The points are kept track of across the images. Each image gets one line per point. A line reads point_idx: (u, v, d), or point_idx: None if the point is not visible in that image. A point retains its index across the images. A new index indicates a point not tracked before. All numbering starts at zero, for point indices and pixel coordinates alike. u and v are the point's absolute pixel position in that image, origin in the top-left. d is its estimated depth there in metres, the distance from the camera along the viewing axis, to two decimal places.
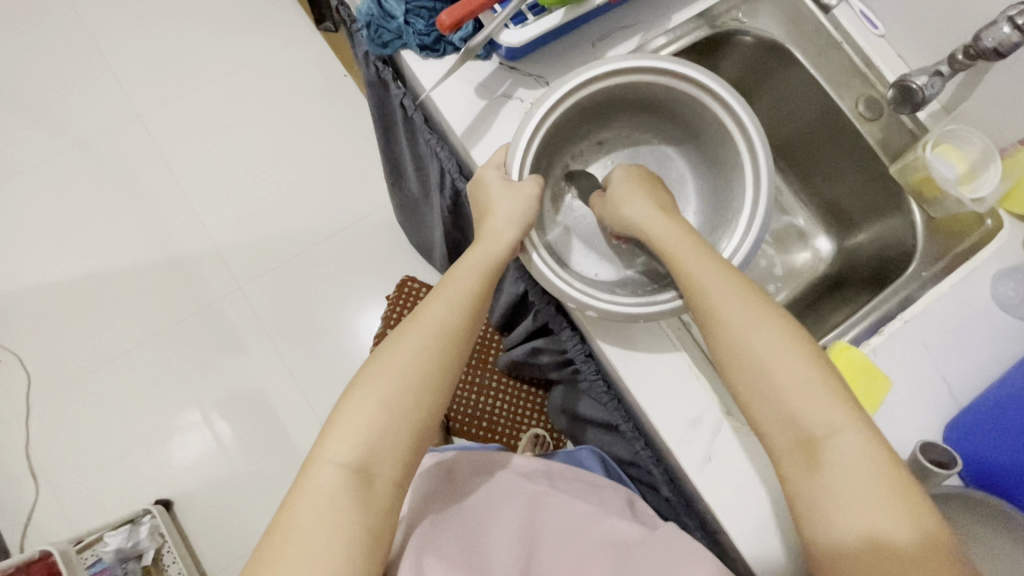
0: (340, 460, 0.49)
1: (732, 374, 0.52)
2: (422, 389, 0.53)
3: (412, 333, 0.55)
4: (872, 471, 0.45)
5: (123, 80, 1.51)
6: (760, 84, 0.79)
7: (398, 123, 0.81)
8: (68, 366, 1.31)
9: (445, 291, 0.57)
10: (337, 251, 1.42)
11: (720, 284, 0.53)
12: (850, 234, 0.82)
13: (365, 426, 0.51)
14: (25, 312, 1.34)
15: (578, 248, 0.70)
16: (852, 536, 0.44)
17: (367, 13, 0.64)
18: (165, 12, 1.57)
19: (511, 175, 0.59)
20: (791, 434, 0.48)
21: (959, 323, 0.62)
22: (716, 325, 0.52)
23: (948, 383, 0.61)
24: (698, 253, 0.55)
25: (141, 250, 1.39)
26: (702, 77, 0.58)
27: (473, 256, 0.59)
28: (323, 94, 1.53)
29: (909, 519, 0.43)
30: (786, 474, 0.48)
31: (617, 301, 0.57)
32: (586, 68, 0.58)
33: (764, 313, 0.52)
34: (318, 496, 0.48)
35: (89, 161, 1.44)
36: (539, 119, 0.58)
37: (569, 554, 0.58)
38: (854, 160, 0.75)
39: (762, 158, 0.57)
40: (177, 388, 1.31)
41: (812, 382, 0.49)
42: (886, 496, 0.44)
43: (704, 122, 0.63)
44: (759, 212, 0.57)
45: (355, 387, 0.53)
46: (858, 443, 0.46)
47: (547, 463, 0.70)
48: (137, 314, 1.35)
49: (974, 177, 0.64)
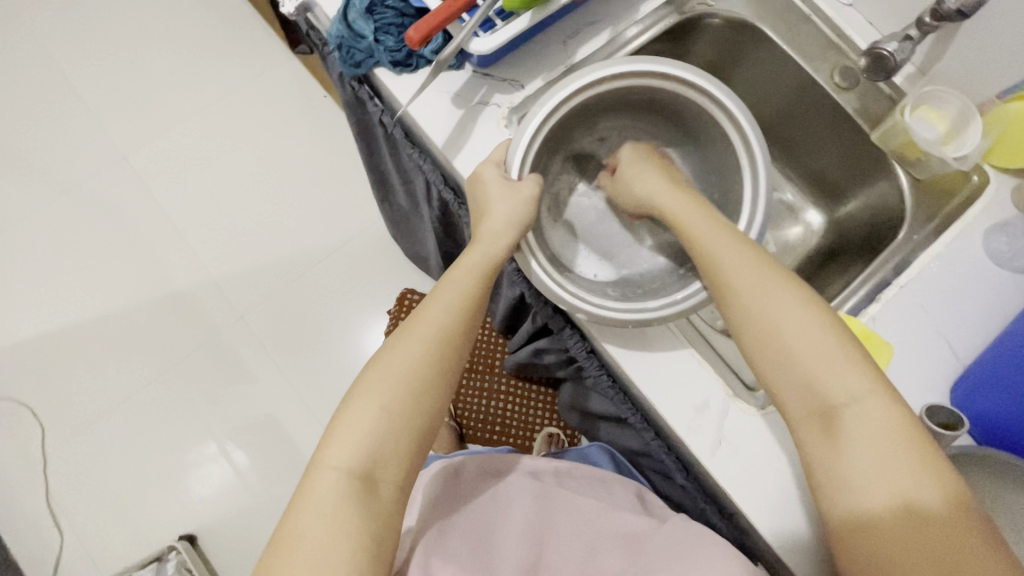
0: (343, 466, 0.50)
1: (748, 346, 0.52)
2: (422, 393, 0.54)
3: (409, 338, 0.55)
4: (890, 438, 0.46)
5: (105, 122, 1.52)
6: (733, 65, 0.79)
7: (380, 140, 0.81)
8: (79, 412, 1.32)
9: (442, 294, 0.58)
10: (334, 270, 1.42)
11: (737, 259, 0.53)
12: (839, 205, 0.81)
13: (367, 433, 0.51)
14: (31, 363, 1.35)
15: (582, 252, 0.70)
16: (868, 499, 0.45)
17: (338, 35, 0.65)
18: (140, 51, 1.57)
19: (510, 175, 0.59)
20: (810, 404, 0.49)
21: (955, 284, 0.63)
22: (730, 299, 0.53)
23: (950, 344, 0.61)
24: (713, 225, 0.55)
25: (140, 289, 1.40)
26: (696, 78, 0.58)
27: (472, 255, 0.59)
28: (304, 117, 1.53)
29: (928, 483, 0.44)
30: (806, 441, 0.49)
31: (606, 305, 0.58)
32: (588, 70, 0.59)
33: (782, 287, 0.52)
34: (322, 503, 0.49)
35: (79, 206, 1.45)
36: (537, 124, 0.59)
37: (576, 546, 0.63)
38: (836, 131, 0.75)
39: (761, 163, 0.57)
40: (190, 422, 1.32)
41: (830, 352, 0.49)
42: (905, 461, 0.45)
43: (704, 124, 0.64)
44: (760, 209, 0.57)
45: (356, 393, 0.53)
46: (878, 410, 0.47)
47: (555, 464, 0.75)
48: (143, 352, 1.36)
49: (955, 136, 0.65)
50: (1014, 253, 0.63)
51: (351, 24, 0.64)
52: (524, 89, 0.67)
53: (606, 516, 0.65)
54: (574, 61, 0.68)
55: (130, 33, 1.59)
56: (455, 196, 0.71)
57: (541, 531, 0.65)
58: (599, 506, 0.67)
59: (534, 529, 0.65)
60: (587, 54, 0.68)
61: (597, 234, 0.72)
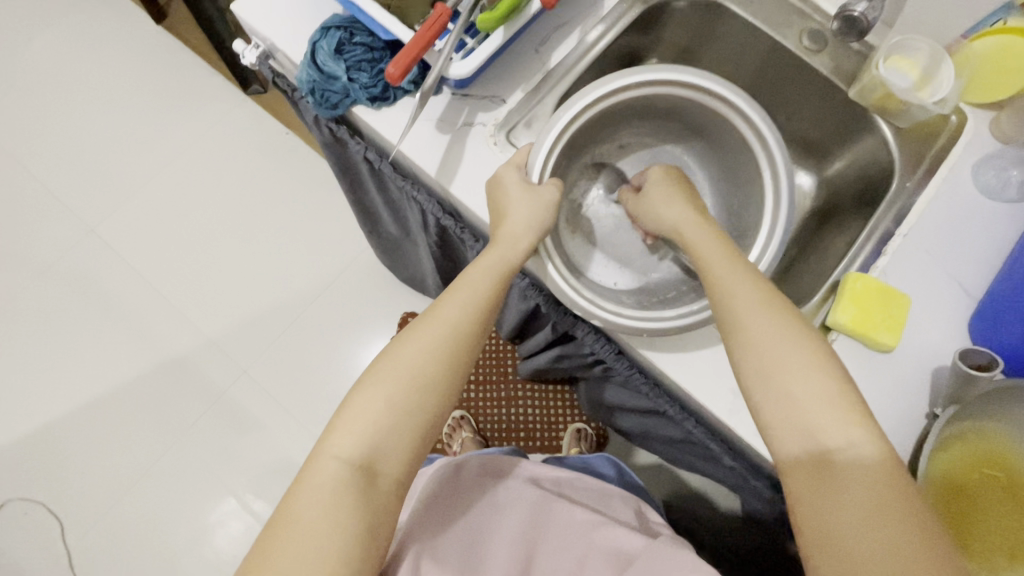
0: (344, 456, 0.49)
1: (746, 379, 0.51)
2: (430, 387, 0.52)
3: (420, 331, 0.54)
4: (885, 493, 0.43)
5: (66, 198, 1.46)
6: (702, 44, 0.80)
7: (365, 176, 0.79)
8: (94, 496, 1.28)
9: (457, 292, 0.56)
10: (329, 306, 1.40)
11: (745, 292, 0.53)
12: (826, 164, 0.82)
13: (372, 424, 0.50)
14: (35, 457, 1.30)
15: (598, 259, 0.72)
16: (852, 557, 0.42)
17: (309, 80, 0.63)
18: (88, 118, 1.52)
19: (532, 179, 0.60)
20: (805, 448, 0.47)
21: (953, 225, 0.65)
22: (734, 331, 0.52)
23: (960, 283, 0.63)
24: (731, 261, 0.55)
25: (135, 361, 1.36)
26: (719, 87, 0.61)
27: (489, 257, 0.57)
28: (270, 158, 1.50)
29: (917, 545, 0.41)
30: (794, 487, 0.47)
31: (623, 312, 0.58)
32: (616, 77, 0.61)
33: (788, 323, 0.51)
34: (320, 490, 0.48)
35: (54, 287, 1.40)
36: (557, 132, 0.60)
37: (566, 557, 0.68)
38: (812, 93, 0.76)
39: (781, 163, 0.60)
40: (210, 485, 1.29)
41: (831, 396, 0.48)
42: (894, 519, 0.42)
43: (723, 129, 0.67)
44: (782, 211, 0.59)
45: (365, 382, 0.52)
46: (873, 463, 0.45)
47: (555, 474, 0.81)
48: (150, 424, 1.32)
49: (928, 81, 0.66)
50: (1003, 185, 0.65)
51: (322, 67, 0.63)
52: (506, 103, 0.66)
53: (598, 529, 0.70)
54: (550, 68, 0.67)
55: (74, 102, 1.53)
56: (455, 221, 0.70)
57: (533, 535, 0.70)
58: (593, 518, 0.72)
59: (528, 531, 0.70)
60: (561, 59, 0.68)
61: (613, 239, 0.74)
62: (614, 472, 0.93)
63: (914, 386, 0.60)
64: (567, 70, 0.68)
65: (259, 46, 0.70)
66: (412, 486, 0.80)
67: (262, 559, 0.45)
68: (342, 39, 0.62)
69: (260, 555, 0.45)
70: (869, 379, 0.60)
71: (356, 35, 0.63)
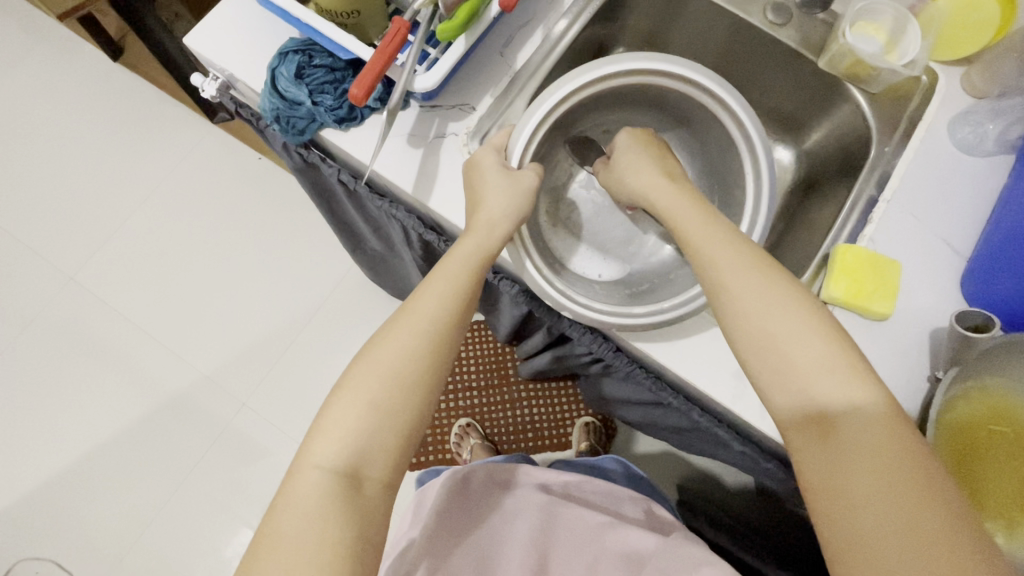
0: (327, 464, 0.48)
1: (740, 342, 0.50)
2: (413, 386, 0.51)
3: (397, 330, 0.53)
4: (884, 449, 0.43)
5: (42, 248, 1.43)
6: (668, 27, 0.79)
7: (342, 197, 0.78)
8: (106, 546, 1.25)
9: (434, 286, 0.54)
10: (323, 327, 1.38)
11: (729, 257, 0.51)
12: (803, 136, 0.82)
13: (353, 429, 0.49)
14: (41, 514, 1.27)
15: (584, 251, 0.72)
16: (862, 515, 0.41)
17: (273, 108, 0.62)
18: (55, 165, 1.49)
19: (511, 165, 0.59)
20: (803, 409, 0.46)
21: (935, 185, 0.65)
22: (727, 300, 0.51)
23: (947, 243, 0.63)
24: (717, 232, 0.53)
25: (132, 405, 1.34)
26: (706, 80, 0.61)
27: (463, 247, 0.56)
28: (246, 185, 1.48)
29: (919, 499, 0.41)
30: (798, 448, 0.46)
31: (593, 306, 0.58)
32: (589, 67, 0.60)
33: (778, 287, 0.50)
34: (306, 502, 0.46)
35: (41, 340, 1.37)
36: (531, 130, 0.60)
37: (577, 562, 0.69)
38: (782, 66, 0.76)
39: (757, 139, 0.60)
40: (222, 518, 1.27)
41: (829, 360, 0.46)
42: (898, 475, 0.42)
43: (698, 112, 0.66)
44: (764, 196, 0.59)
45: (343, 386, 0.51)
46: (874, 423, 0.44)
47: (563, 478, 0.79)
48: (154, 467, 1.30)
49: (896, 44, 0.66)
50: (981, 139, 0.64)
51: (284, 94, 0.61)
52: (476, 110, 0.65)
53: (609, 531, 0.71)
54: (517, 69, 0.66)
55: (38, 150, 1.50)
56: (438, 235, 0.69)
57: (544, 541, 0.71)
58: (602, 520, 0.72)
59: (539, 540, 0.70)
60: (527, 59, 0.67)
61: (595, 229, 0.74)
62: (620, 470, 0.93)
63: (912, 349, 0.60)
64: (535, 66, 0.67)
65: (218, 77, 0.69)
66: (421, 499, 0.80)
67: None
68: (301, 63, 0.61)
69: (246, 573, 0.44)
70: (868, 348, 0.60)
71: (316, 58, 0.61)
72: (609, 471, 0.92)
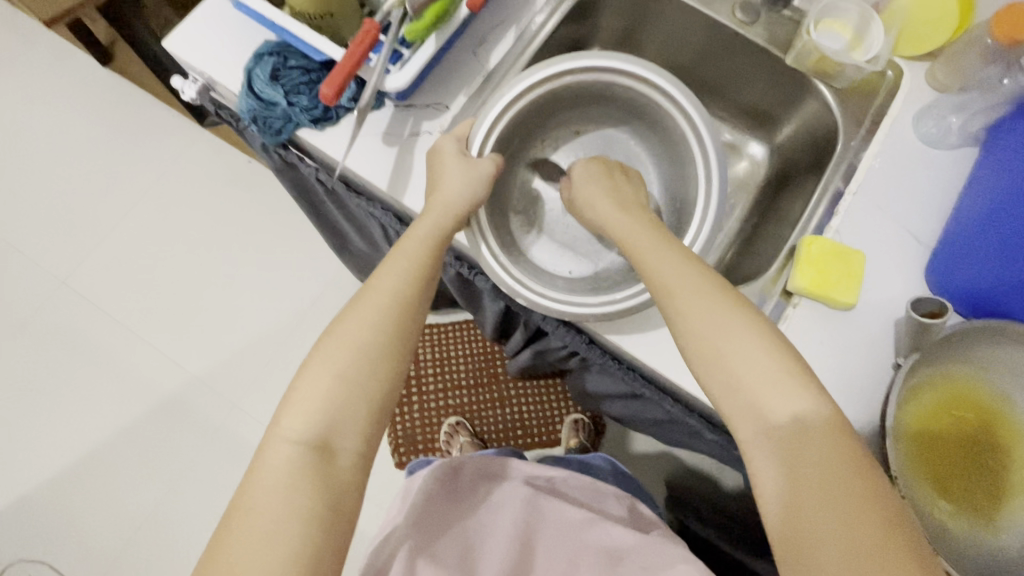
0: (298, 436, 0.49)
1: (696, 362, 0.51)
2: (378, 361, 0.52)
3: (362, 305, 0.54)
4: (835, 461, 0.43)
5: (33, 253, 1.45)
6: (641, 27, 0.80)
7: (323, 196, 0.79)
8: (98, 548, 1.26)
9: (396, 261, 0.56)
10: (313, 328, 1.40)
11: (686, 279, 0.52)
12: (776, 132, 0.83)
13: (323, 402, 0.50)
14: (34, 517, 1.28)
15: (551, 247, 0.74)
16: (816, 528, 0.42)
17: (250, 109, 0.63)
18: (47, 170, 1.51)
19: (471, 153, 0.61)
20: (759, 425, 0.47)
21: (900, 176, 0.66)
22: (677, 322, 0.52)
23: (912, 233, 0.64)
24: (669, 256, 0.54)
25: (123, 407, 1.35)
26: (658, 77, 0.62)
27: (423, 227, 0.58)
28: (236, 188, 1.49)
29: (866, 509, 0.42)
30: (755, 466, 0.46)
31: (547, 294, 0.60)
32: (546, 65, 0.63)
33: (730, 311, 0.51)
34: (277, 474, 0.47)
35: (34, 343, 1.38)
36: (491, 122, 0.62)
37: (559, 556, 0.70)
38: (751, 63, 0.77)
39: (705, 133, 0.62)
40: (214, 519, 1.28)
41: (780, 375, 0.48)
42: (847, 486, 0.42)
43: (654, 110, 0.68)
44: (715, 190, 0.61)
45: (310, 363, 0.52)
46: (824, 437, 0.45)
47: (551, 474, 0.81)
48: (146, 468, 1.31)
49: (861, 41, 0.68)
50: (944, 132, 0.66)
51: (260, 95, 0.63)
52: (449, 109, 0.66)
53: (591, 527, 0.71)
54: (489, 69, 0.68)
55: (30, 157, 1.51)
56: None
57: (527, 533, 0.71)
58: (583, 518, 0.72)
59: (522, 531, 0.71)
60: (499, 58, 0.68)
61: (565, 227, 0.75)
62: (608, 468, 0.94)
63: (878, 337, 0.61)
64: (507, 67, 0.68)
65: (197, 79, 0.69)
66: (409, 487, 0.81)
67: (222, 548, 0.45)
68: (276, 65, 0.62)
69: (219, 543, 0.45)
70: (835, 336, 0.61)
71: (290, 59, 0.63)
72: (597, 469, 0.93)
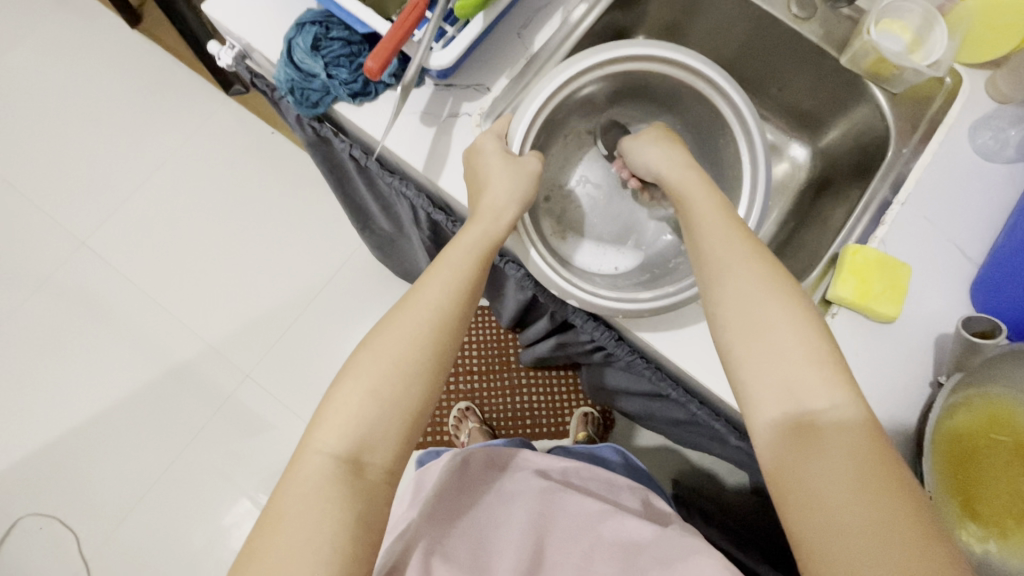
0: (329, 449, 0.48)
1: (728, 332, 0.50)
2: (415, 375, 0.51)
3: (403, 319, 0.53)
4: (860, 451, 0.43)
5: (55, 213, 1.45)
6: (688, 17, 0.78)
7: (353, 173, 0.78)
8: (107, 507, 1.28)
9: (439, 274, 0.55)
10: (328, 304, 1.39)
11: (737, 251, 0.52)
12: (821, 135, 0.81)
13: (357, 416, 0.50)
14: (46, 472, 1.30)
15: (589, 247, 0.72)
16: (832, 510, 0.41)
17: (288, 79, 0.62)
18: (71, 130, 1.50)
19: (512, 150, 0.59)
20: (785, 407, 0.46)
21: (951, 187, 0.64)
22: (723, 292, 0.51)
23: (960, 248, 0.62)
24: (726, 227, 0.53)
25: (138, 371, 1.36)
26: (704, 67, 0.60)
27: (467, 236, 0.56)
28: (258, 159, 1.48)
29: (891, 502, 0.41)
30: (773, 444, 0.46)
31: (599, 293, 0.58)
32: (594, 52, 0.60)
33: (776, 287, 0.50)
34: (307, 486, 0.47)
35: (54, 301, 1.39)
36: (531, 117, 0.60)
37: (576, 548, 0.69)
38: (803, 62, 0.75)
39: (753, 131, 0.59)
40: (220, 486, 1.29)
41: (820, 364, 0.47)
42: (870, 477, 0.42)
43: (696, 103, 0.66)
44: (760, 192, 0.59)
45: (345, 376, 0.52)
46: (854, 429, 0.44)
47: (563, 465, 0.81)
48: (158, 433, 1.32)
49: (921, 44, 0.65)
50: (1001, 145, 0.64)
51: (300, 65, 0.61)
52: (490, 92, 0.65)
53: (610, 521, 0.71)
54: (534, 52, 0.66)
55: (55, 116, 1.51)
56: (446, 215, 0.69)
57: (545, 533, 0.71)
58: (601, 511, 0.72)
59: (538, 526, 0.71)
60: (544, 42, 0.66)
61: (601, 224, 0.74)
62: (619, 460, 0.94)
63: (917, 356, 0.60)
64: (552, 51, 0.66)
65: (234, 46, 0.68)
66: (424, 480, 0.82)
67: (255, 554, 0.44)
68: (318, 35, 0.61)
69: (251, 553, 0.45)
70: (873, 351, 0.60)
71: (332, 30, 0.61)
72: (608, 462, 0.93)
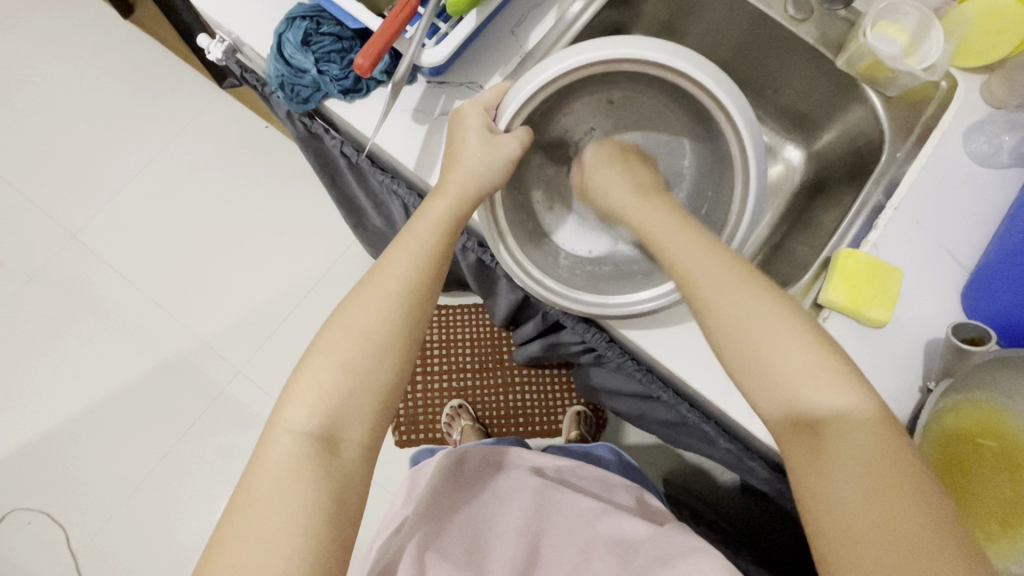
0: (298, 427, 0.48)
1: (723, 354, 0.49)
2: (386, 348, 0.51)
3: (369, 291, 0.53)
4: (876, 455, 0.41)
5: (45, 205, 1.43)
6: (684, 17, 0.77)
7: (345, 171, 0.78)
8: (96, 501, 1.27)
9: (405, 246, 0.54)
10: (321, 300, 1.38)
11: (708, 267, 0.50)
12: (815, 137, 0.81)
13: (327, 392, 0.49)
14: (35, 466, 1.29)
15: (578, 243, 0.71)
16: (858, 523, 0.39)
17: (278, 74, 0.61)
18: (62, 121, 1.48)
19: (499, 127, 0.58)
20: (793, 419, 0.45)
21: (945, 193, 0.64)
22: (707, 314, 0.49)
23: (952, 253, 0.62)
24: (695, 244, 0.52)
25: (128, 365, 1.35)
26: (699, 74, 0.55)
27: (433, 208, 0.56)
28: (252, 153, 1.47)
29: (915, 507, 0.38)
30: (793, 458, 0.44)
31: (571, 298, 0.58)
32: (580, 51, 0.55)
33: (761, 299, 0.48)
34: (279, 466, 0.46)
35: (43, 294, 1.38)
36: (514, 111, 0.58)
37: (571, 546, 0.69)
38: (799, 63, 0.74)
39: (751, 140, 0.55)
40: (211, 480, 1.29)
41: (819, 369, 0.45)
42: (888, 483, 0.39)
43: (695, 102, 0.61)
44: (751, 201, 0.56)
45: (313, 354, 0.51)
46: (867, 434, 0.42)
47: (557, 463, 0.82)
48: (148, 427, 1.32)
49: (917, 46, 0.65)
50: (996, 150, 0.63)
51: (290, 61, 0.60)
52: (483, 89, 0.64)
53: (603, 519, 0.70)
54: (528, 50, 0.65)
55: (45, 106, 1.49)
56: None
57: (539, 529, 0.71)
58: (594, 508, 0.72)
59: (531, 523, 0.70)
60: (539, 39, 0.65)
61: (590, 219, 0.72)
62: (613, 459, 0.94)
63: (907, 360, 0.60)
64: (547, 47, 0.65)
65: (224, 39, 0.67)
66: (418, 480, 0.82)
67: (227, 541, 0.44)
68: (309, 30, 0.60)
69: (222, 536, 0.44)
70: (863, 355, 0.60)
71: (323, 25, 0.60)
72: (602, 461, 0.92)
